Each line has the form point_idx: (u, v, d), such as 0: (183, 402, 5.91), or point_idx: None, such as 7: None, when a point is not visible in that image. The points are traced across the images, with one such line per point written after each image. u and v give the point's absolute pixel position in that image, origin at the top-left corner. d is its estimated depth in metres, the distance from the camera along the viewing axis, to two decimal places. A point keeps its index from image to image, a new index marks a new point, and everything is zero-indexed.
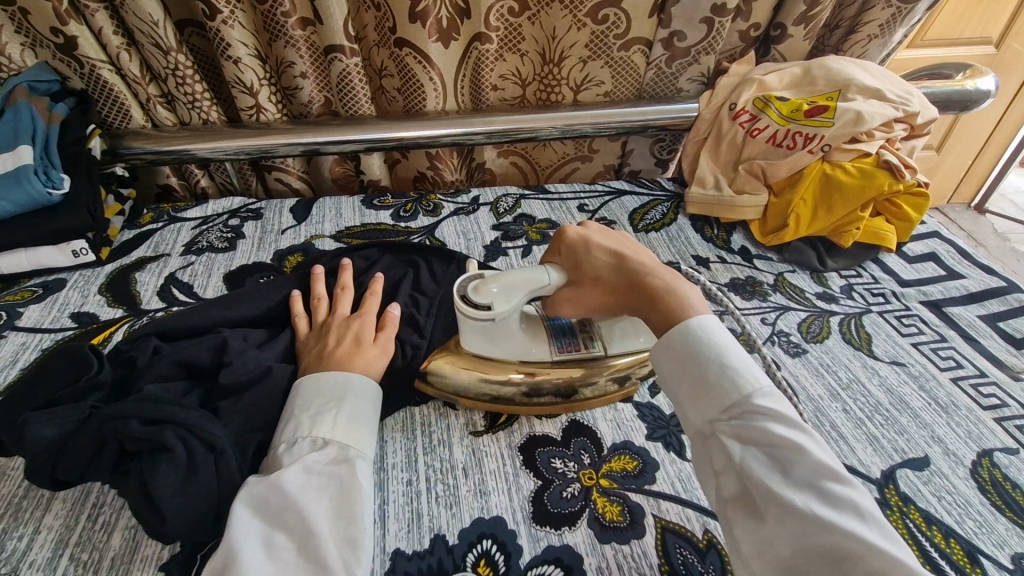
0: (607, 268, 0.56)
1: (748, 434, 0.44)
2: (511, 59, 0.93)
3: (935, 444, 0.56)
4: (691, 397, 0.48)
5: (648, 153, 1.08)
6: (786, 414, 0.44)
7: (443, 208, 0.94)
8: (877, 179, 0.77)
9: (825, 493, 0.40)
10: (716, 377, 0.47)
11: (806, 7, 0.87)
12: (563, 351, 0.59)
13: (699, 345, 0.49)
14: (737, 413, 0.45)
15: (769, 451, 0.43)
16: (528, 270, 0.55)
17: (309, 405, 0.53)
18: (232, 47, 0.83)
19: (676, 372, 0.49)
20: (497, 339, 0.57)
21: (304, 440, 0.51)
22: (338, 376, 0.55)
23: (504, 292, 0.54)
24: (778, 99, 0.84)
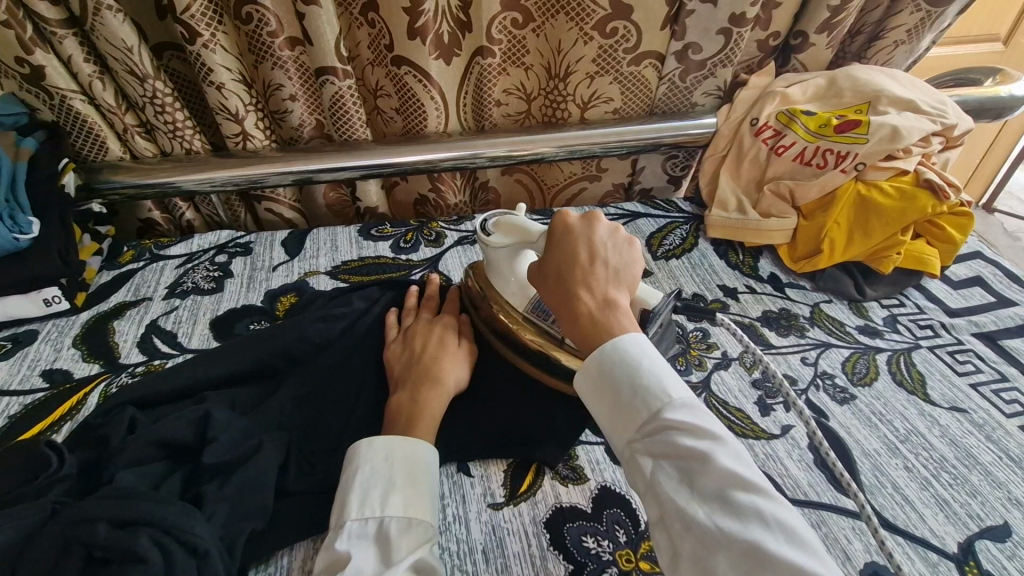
0: (557, 269, 0.49)
1: (661, 450, 0.38)
2: (514, 74, 0.86)
3: (1013, 508, 0.50)
4: (606, 412, 0.43)
5: (660, 170, 1.02)
6: (696, 422, 0.38)
7: (446, 238, 0.87)
8: (918, 200, 0.71)
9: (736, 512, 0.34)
10: (626, 393, 0.41)
11: (830, 14, 0.81)
12: (536, 316, 0.58)
13: (607, 358, 0.42)
14: (649, 429, 0.40)
15: (680, 467, 0.37)
16: (533, 225, 0.58)
17: (395, 473, 0.48)
18: (214, 72, 0.77)
19: (591, 390, 0.43)
20: (495, 274, 0.61)
21: (391, 518, 0.45)
22: (422, 447, 0.50)
23: (501, 229, 0.59)
24: (804, 113, 0.78)
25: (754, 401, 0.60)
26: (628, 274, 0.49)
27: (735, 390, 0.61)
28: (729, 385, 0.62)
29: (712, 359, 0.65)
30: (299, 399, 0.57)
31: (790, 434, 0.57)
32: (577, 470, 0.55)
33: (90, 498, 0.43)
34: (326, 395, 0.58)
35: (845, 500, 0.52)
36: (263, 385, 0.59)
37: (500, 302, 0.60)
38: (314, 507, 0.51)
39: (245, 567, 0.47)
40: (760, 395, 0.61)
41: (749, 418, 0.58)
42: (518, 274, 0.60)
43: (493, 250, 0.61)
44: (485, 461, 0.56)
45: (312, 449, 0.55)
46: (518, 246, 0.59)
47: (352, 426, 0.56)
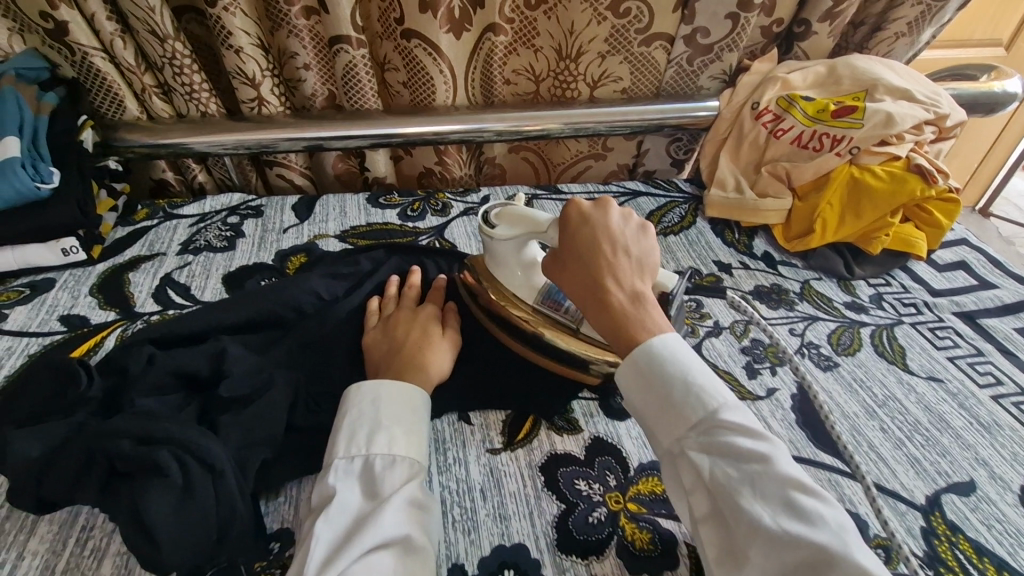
0: (582, 264, 0.50)
1: (716, 450, 0.41)
2: (525, 54, 0.89)
3: (980, 467, 0.54)
4: (654, 415, 0.44)
5: (663, 153, 1.05)
6: (754, 426, 0.41)
7: (452, 208, 0.90)
8: (909, 183, 0.74)
9: (798, 512, 0.36)
10: (680, 394, 0.43)
11: (832, 3, 0.83)
12: (547, 307, 0.58)
13: (658, 358, 0.44)
14: (704, 431, 0.42)
15: (740, 466, 0.39)
16: (541, 215, 0.57)
17: (382, 416, 0.49)
18: (234, 36, 0.79)
19: (637, 389, 0.45)
20: (501, 262, 0.60)
21: (379, 458, 0.47)
22: (407, 390, 0.51)
23: (507, 219, 0.57)
24: (803, 99, 0.81)
25: (742, 366, 0.63)
26: (647, 262, 0.52)
27: (724, 356, 0.64)
28: (719, 352, 0.65)
29: (704, 327, 0.68)
30: (311, 346, 0.60)
31: (774, 396, 0.60)
32: (572, 421, 0.58)
33: (114, 420, 0.46)
34: (334, 344, 0.61)
35: (822, 455, 0.55)
36: (274, 332, 0.62)
37: (506, 295, 0.60)
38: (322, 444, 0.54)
39: (257, 494, 0.50)
40: (748, 361, 0.64)
41: (737, 381, 0.61)
42: (525, 262, 0.60)
43: (497, 242, 0.59)
44: (485, 411, 0.59)
45: (320, 392, 0.57)
46: (524, 239, 0.58)
47: (359, 373, 0.59)
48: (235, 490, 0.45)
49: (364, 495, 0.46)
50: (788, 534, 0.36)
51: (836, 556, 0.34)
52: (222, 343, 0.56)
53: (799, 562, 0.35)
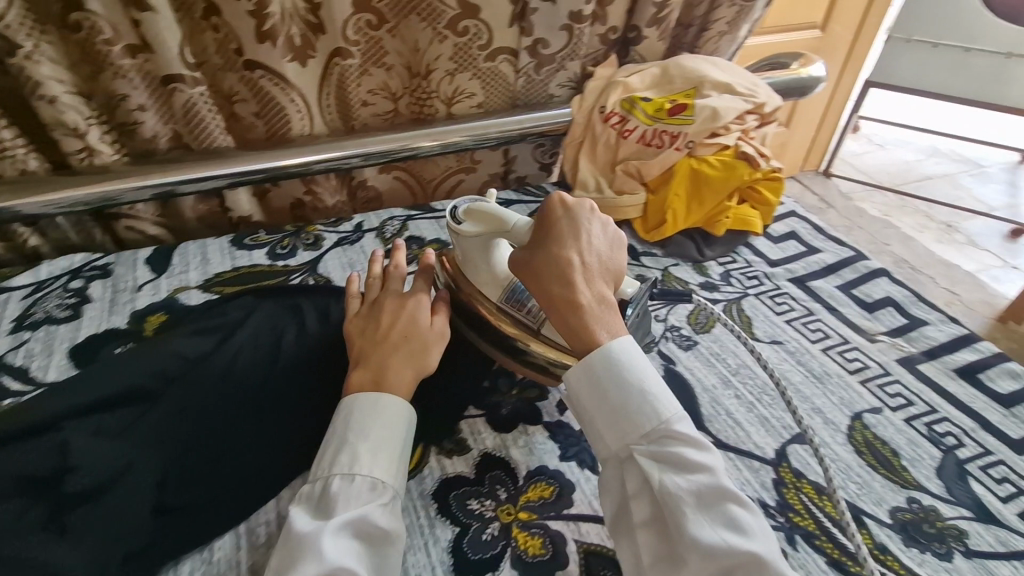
0: (546, 263, 0.53)
1: (661, 458, 0.46)
2: (378, 73, 0.88)
3: (815, 415, 0.61)
4: (606, 416, 0.49)
5: (531, 158, 1.09)
6: (701, 440, 0.47)
7: (324, 240, 0.88)
8: (738, 169, 0.83)
9: (737, 525, 0.43)
10: (635, 404, 0.48)
11: (655, 9, 0.91)
12: (510, 306, 0.60)
13: (615, 366, 0.49)
14: (654, 439, 0.47)
15: (686, 478, 0.45)
16: (508, 214, 0.59)
17: (349, 433, 0.50)
18: (43, 86, 0.73)
19: (591, 391, 0.49)
20: (468, 261, 0.62)
21: (336, 478, 0.47)
22: (377, 401, 0.51)
23: (474, 217, 0.59)
24: (642, 100, 0.88)
25: None
26: (617, 266, 0.56)
27: None
28: None
29: None
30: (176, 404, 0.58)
31: None
32: (461, 442, 0.59)
33: None
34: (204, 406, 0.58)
35: None
36: None
37: (475, 293, 0.62)
38: (199, 503, 0.52)
39: None
40: None
41: None
42: (492, 261, 0.61)
43: (465, 239, 0.61)
44: None
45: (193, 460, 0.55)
46: (491, 237, 0.60)
47: (240, 421, 0.58)
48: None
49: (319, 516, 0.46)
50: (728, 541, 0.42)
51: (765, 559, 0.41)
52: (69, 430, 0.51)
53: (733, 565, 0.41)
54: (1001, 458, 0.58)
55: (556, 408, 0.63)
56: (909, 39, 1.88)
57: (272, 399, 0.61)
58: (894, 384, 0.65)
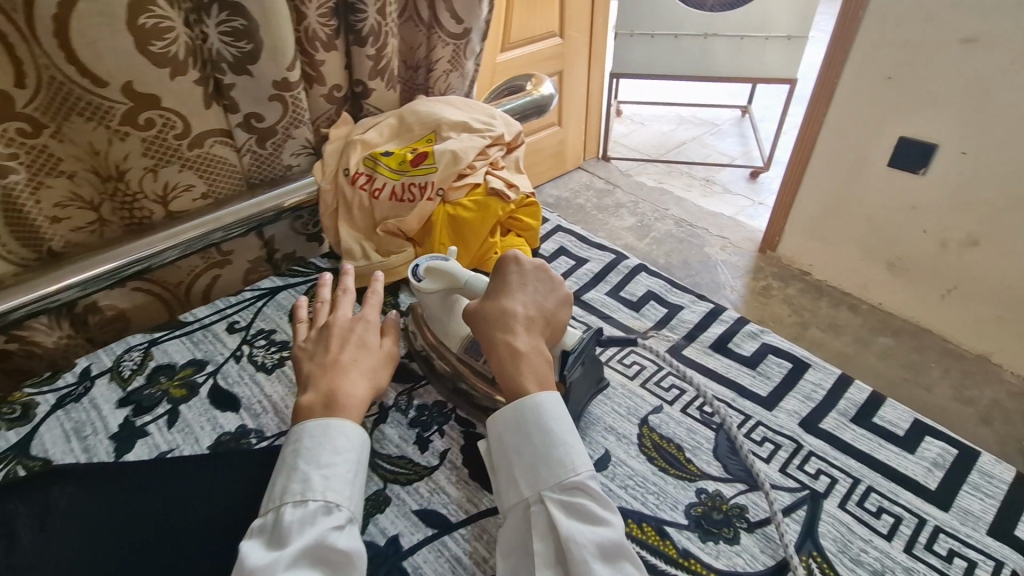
0: (499, 326, 0.58)
1: (569, 509, 0.50)
2: (58, 183, 0.72)
3: (608, 436, 0.63)
4: (524, 460, 0.53)
5: (293, 233, 1.00)
6: (608, 500, 0.51)
7: (37, 407, 0.70)
8: (493, 206, 0.84)
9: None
10: (553, 453, 0.52)
11: (372, 61, 0.88)
12: (469, 358, 0.65)
13: (536, 417, 0.53)
14: (563, 488, 0.51)
15: (590, 528, 0.49)
16: (462, 271, 0.64)
17: (299, 462, 0.54)
18: None
19: (514, 436, 0.54)
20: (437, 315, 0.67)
21: (288, 508, 0.51)
22: (331, 424, 0.56)
23: (431, 274, 0.65)
24: (383, 155, 0.85)
25: (414, 441, 0.65)
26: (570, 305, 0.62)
27: (395, 440, 0.65)
28: (389, 438, 0.65)
29: (372, 417, 0.67)
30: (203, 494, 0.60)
31: (447, 458, 0.63)
32: None
33: None
34: None
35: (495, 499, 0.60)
36: None
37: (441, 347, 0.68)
38: None
39: None
40: (418, 433, 0.66)
41: (411, 461, 0.63)
42: (454, 312, 0.67)
43: (427, 295, 0.66)
44: None
45: None
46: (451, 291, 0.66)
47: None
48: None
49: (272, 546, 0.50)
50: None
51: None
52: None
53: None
54: (759, 420, 0.66)
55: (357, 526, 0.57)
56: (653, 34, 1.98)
57: (157, 536, 0.57)
58: (666, 376, 0.70)
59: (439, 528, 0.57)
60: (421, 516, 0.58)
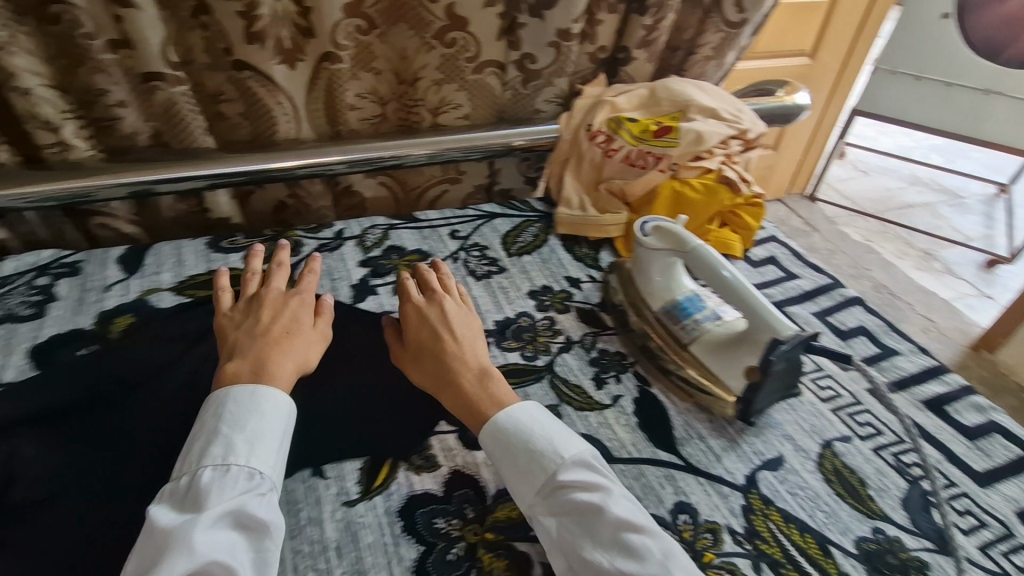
0: (431, 354, 0.60)
1: (562, 510, 0.49)
2: (366, 78, 0.87)
3: (785, 442, 0.62)
4: (512, 475, 0.52)
5: (517, 172, 1.09)
6: (591, 481, 0.50)
7: (304, 246, 0.86)
8: (720, 194, 0.84)
9: (630, 551, 0.45)
10: (524, 460, 0.52)
11: (644, 31, 0.92)
12: (667, 319, 0.68)
13: (506, 432, 0.53)
14: (550, 491, 0.50)
15: (579, 521, 0.48)
16: (690, 238, 0.65)
17: (221, 425, 0.50)
18: (17, 77, 0.71)
19: (500, 457, 0.53)
20: (645, 271, 0.71)
21: (211, 467, 0.48)
22: (279, 400, 0.53)
23: (659, 233, 0.68)
24: (628, 121, 0.88)
25: (590, 377, 0.68)
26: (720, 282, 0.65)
27: (575, 369, 0.69)
28: (570, 366, 0.69)
29: (557, 343, 0.72)
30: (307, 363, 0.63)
31: (619, 403, 0.65)
32: (431, 457, 0.58)
33: None
34: None
35: (661, 454, 0.60)
36: None
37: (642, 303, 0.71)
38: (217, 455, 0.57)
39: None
40: (596, 371, 0.69)
41: (586, 392, 0.66)
42: (664, 273, 0.70)
43: (646, 250, 0.70)
44: (340, 461, 0.57)
45: None
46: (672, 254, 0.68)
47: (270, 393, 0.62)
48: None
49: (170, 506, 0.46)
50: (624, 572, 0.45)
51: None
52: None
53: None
54: (964, 491, 0.61)
55: None
56: (919, 76, 1.68)
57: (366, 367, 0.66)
58: (863, 413, 0.66)
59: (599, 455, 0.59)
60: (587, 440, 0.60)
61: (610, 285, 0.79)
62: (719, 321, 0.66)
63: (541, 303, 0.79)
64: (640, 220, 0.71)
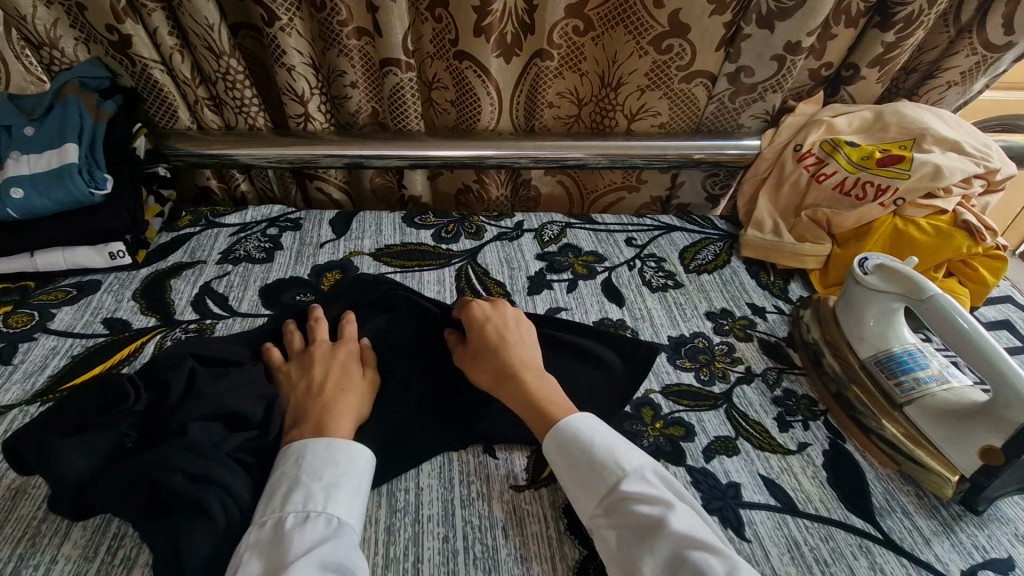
0: (491, 349, 0.59)
1: (623, 522, 0.46)
2: (570, 78, 0.90)
3: (1018, 544, 0.52)
4: (572, 485, 0.50)
5: (700, 187, 1.04)
6: (652, 493, 0.47)
7: (485, 232, 0.90)
8: (955, 240, 0.73)
9: (693, 567, 0.41)
10: (586, 467, 0.49)
11: (882, 49, 0.83)
12: (880, 371, 0.62)
13: (566, 439, 0.51)
14: (611, 503, 0.47)
15: (638, 532, 0.45)
16: (926, 284, 0.57)
17: (301, 473, 0.48)
18: (287, 55, 0.81)
19: (561, 468, 0.51)
20: (852, 308, 0.65)
21: (293, 514, 0.45)
22: (358, 451, 0.51)
23: (885, 273, 0.61)
24: (848, 144, 0.81)
25: (774, 417, 0.62)
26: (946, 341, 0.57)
27: (755, 405, 0.64)
28: (750, 400, 0.64)
29: (736, 372, 0.68)
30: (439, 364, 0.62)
31: (806, 451, 0.59)
32: None
33: (155, 449, 0.47)
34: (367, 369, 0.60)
35: (854, 519, 0.53)
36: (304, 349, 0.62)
37: (845, 345, 0.65)
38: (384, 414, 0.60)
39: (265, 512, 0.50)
40: (780, 412, 0.63)
41: (768, 432, 0.61)
42: (879, 316, 0.63)
43: (863, 288, 0.63)
44: (511, 446, 0.58)
45: None
46: (897, 298, 0.60)
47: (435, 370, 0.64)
48: (239, 514, 0.47)
49: (252, 548, 0.44)
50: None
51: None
52: (258, 374, 0.57)
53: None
54: None
55: (701, 453, 0.58)
56: None
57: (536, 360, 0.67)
58: None
59: (782, 504, 0.54)
60: (767, 483, 0.56)
61: (802, 320, 0.72)
62: (946, 385, 0.58)
63: (720, 326, 0.74)
64: (861, 255, 0.65)
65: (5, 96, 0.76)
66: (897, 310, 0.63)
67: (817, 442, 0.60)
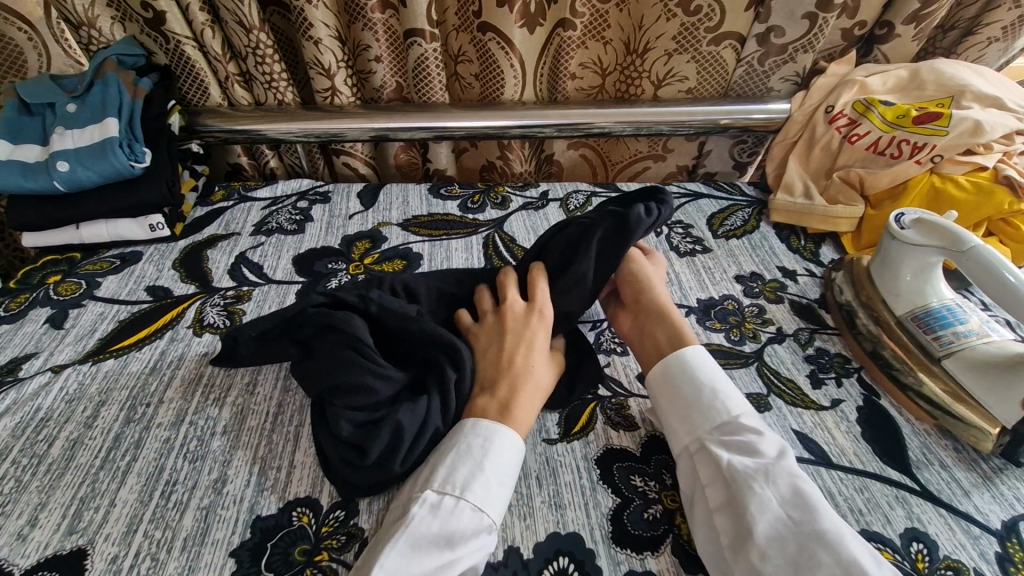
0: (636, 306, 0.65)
1: (734, 446, 0.49)
2: (593, 47, 0.89)
3: None
4: (682, 408, 0.53)
5: (727, 155, 1.03)
6: (769, 433, 0.50)
7: (511, 202, 0.90)
8: (996, 196, 0.71)
9: (805, 501, 0.44)
10: (707, 396, 0.52)
11: (919, 5, 0.80)
12: (917, 328, 0.61)
13: (689, 368, 0.54)
14: (727, 431, 0.50)
15: (750, 458, 0.47)
16: (967, 235, 0.56)
17: (486, 458, 0.48)
18: (314, 27, 0.82)
19: (671, 392, 0.54)
20: (891, 264, 0.63)
21: (468, 501, 0.46)
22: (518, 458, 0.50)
23: (924, 227, 0.60)
24: (882, 104, 0.79)
25: (806, 374, 0.62)
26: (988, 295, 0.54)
27: (787, 363, 0.63)
28: (783, 358, 0.64)
29: (767, 333, 0.67)
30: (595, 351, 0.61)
31: (840, 407, 0.59)
32: (629, 417, 0.58)
33: None
34: None
35: (890, 471, 0.53)
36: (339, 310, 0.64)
37: (879, 303, 0.64)
38: None
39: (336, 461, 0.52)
40: (813, 369, 0.63)
41: (801, 390, 0.60)
42: (916, 270, 0.62)
43: (900, 243, 0.62)
44: (542, 403, 0.59)
45: None
46: (936, 251, 0.59)
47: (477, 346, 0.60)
48: None
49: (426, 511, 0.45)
50: (797, 522, 0.43)
51: (829, 535, 0.41)
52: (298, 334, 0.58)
53: (797, 544, 0.42)
54: None
55: None
56: None
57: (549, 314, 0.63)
58: None
59: (816, 457, 0.54)
60: (800, 438, 0.55)
61: (835, 281, 0.71)
62: (986, 339, 0.57)
63: (750, 288, 0.74)
64: (898, 210, 0.64)
65: (48, 75, 0.79)
66: (937, 265, 0.61)
67: (852, 399, 0.60)
